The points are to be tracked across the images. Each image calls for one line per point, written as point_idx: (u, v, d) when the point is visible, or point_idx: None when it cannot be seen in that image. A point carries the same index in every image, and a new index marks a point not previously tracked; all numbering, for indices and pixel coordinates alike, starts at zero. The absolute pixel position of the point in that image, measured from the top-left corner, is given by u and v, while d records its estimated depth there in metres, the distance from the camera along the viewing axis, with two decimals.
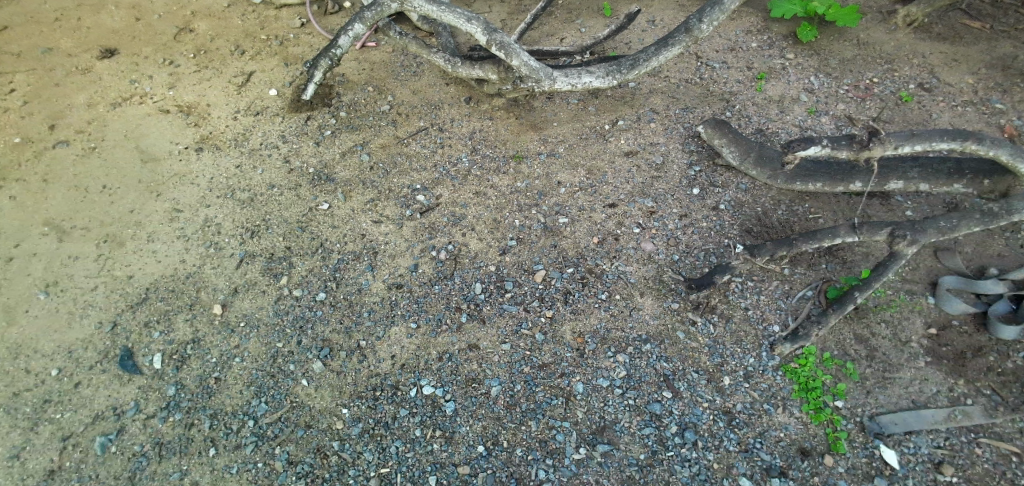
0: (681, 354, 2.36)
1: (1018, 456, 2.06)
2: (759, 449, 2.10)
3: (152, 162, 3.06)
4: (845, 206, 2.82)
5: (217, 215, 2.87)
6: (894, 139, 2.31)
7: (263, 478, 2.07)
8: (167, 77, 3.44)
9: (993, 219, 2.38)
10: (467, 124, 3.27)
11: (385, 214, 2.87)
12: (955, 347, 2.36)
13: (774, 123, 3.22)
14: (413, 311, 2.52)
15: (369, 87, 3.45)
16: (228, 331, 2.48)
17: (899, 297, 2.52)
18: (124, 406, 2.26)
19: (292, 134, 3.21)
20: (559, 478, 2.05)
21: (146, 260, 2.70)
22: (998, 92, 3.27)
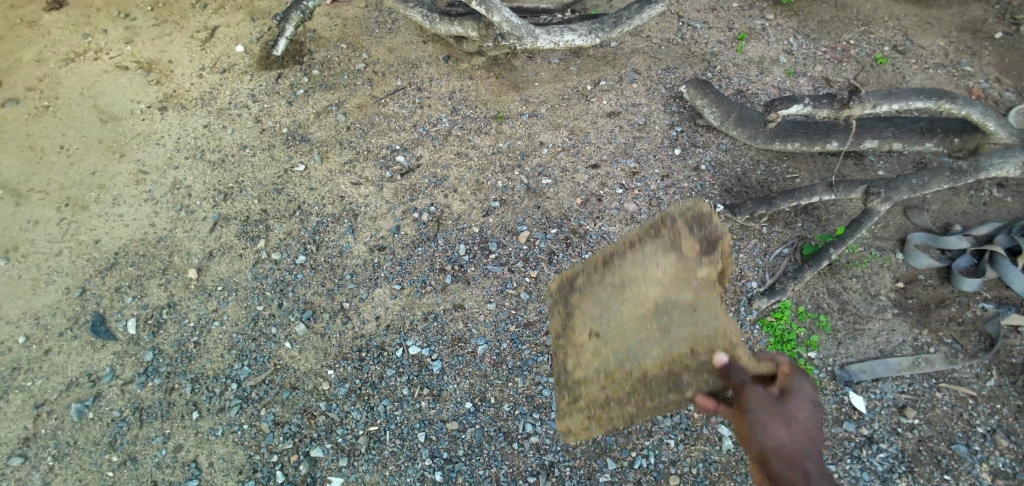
0: None
1: (973, 398, 2.20)
2: None
3: (113, 122, 2.90)
4: (821, 166, 2.88)
5: (187, 177, 2.75)
6: (874, 98, 2.31)
7: (250, 440, 2.07)
8: (124, 30, 3.23)
9: (962, 177, 2.46)
10: (447, 83, 3.17)
11: (364, 176, 2.79)
12: (921, 298, 2.47)
13: (754, 85, 3.23)
14: (397, 273, 2.49)
15: (343, 43, 3.29)
16: (206, 295, 2.41)
17: (870, 253, 2.60)
18: (100, 373, 2.20)
19: (262, 93, 3.06)
20: (546, 431, 2.10)
21: (113, 224, 2.58)
22: (968, 54, 3.34)
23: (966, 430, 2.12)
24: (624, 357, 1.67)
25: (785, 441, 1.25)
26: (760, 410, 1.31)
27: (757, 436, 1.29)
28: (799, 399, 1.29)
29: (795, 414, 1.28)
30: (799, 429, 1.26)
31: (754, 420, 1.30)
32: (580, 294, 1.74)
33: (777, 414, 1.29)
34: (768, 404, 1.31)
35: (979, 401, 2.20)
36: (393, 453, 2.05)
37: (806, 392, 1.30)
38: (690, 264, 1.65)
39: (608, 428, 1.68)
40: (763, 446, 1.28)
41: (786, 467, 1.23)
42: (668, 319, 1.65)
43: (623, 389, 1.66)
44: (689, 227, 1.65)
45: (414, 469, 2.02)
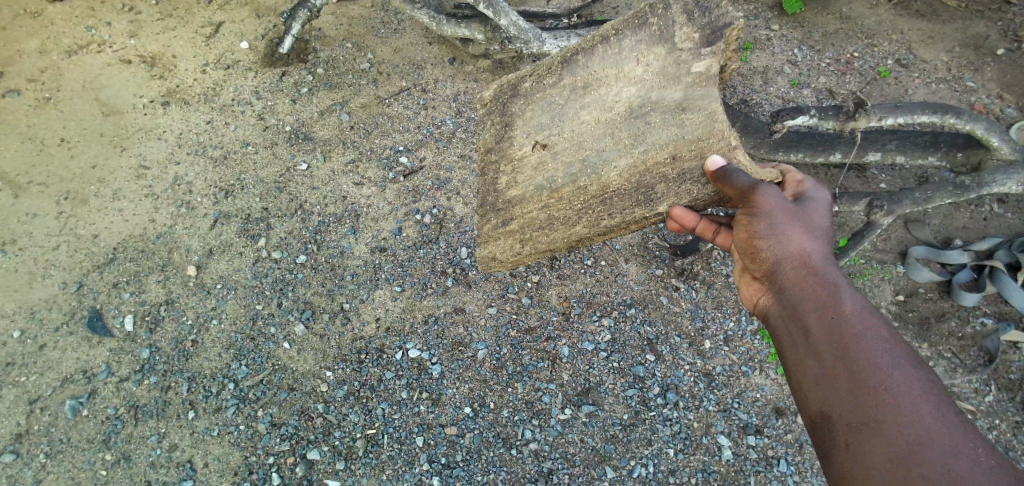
0: (664, 319, 2.40)
1: (971, 414, 2.21)
2: (737, 409, 2.18)
3: (114, 116, 2.88)
4: (824, 177, 2.92)
5: (188, 173, 2.73)
6: (879, 111, 2.31)
7: (246, 441, 2.05)
8: (128, 24, 3.21)
9: (964, 191, 2.47)
10: (451, 86, 3.16)
11: (367, 176, 2.78)
12: (922, 312, 2.47)
13: (758, 94, 3.24)
14: (398, 275, 2.48)
15: (348, 43, 3.28)
16: (204, 293, 2.39)
17: (871, 266, 2.60)
18: (95, 369, 2.18)
19: (266, 90, 3.05)
20: (545, 438, 2.09)
21: (112, 219, 2.56)
22: (970, 70, 3.35)
23: None
24: (580, 168, 1.62)
25: (799, 237, 1.32)
26: (777, 211, 1.34)
27: (769, 236, 1.34)
28: (813, 203, 1.39)
29: (810, 215, 1.36)
30: (812, 229, 1.34)
31: (770, 223, 1.34)
32: (526, 100, 1.73)
33: (793, 212, 1.34)
34: (784, 204, 1.35)
35: (978, 417, 2.20)
36: (390, 458, 2.04)
37: (819, 198, 1.40)
38: (682, 56, 1.52)
39: (540, 250, 1.70)
40: (777, 241, 1.33)
41: (801, 259, 1.30)
42: (644, 125, 1.55)
43: (566, 204, 1.62)
44: (690, 13, 1.51)
45: (411, 473, 2.01)
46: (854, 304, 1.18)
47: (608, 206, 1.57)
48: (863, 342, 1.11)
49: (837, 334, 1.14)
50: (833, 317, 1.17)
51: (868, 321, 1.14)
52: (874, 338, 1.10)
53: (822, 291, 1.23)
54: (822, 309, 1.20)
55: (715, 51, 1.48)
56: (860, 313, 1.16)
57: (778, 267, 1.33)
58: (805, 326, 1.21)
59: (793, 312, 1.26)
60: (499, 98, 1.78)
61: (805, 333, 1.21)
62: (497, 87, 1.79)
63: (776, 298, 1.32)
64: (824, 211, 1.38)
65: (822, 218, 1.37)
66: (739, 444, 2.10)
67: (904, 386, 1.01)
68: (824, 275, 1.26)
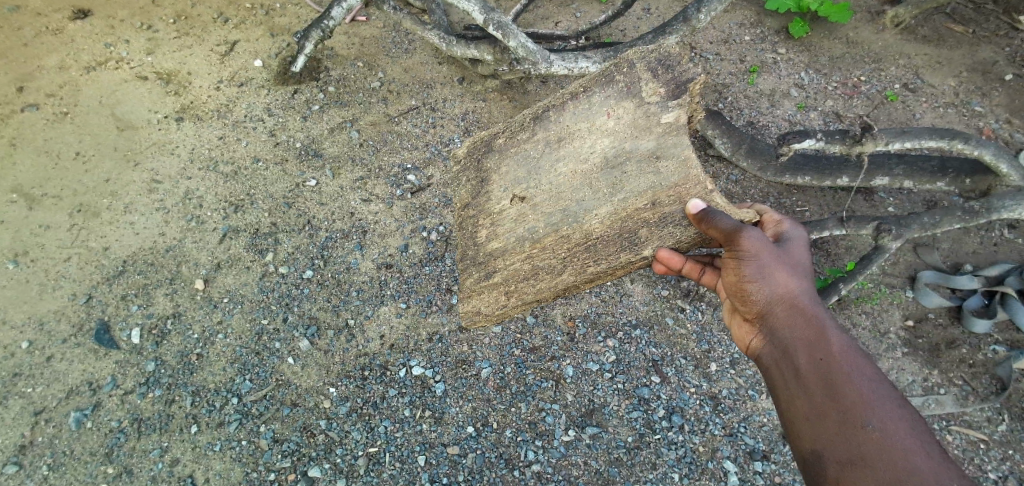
0: (669, 341, 2.39)
1: (984, 443, 2.17)
2: (743, 434, 2.15)
3: (129, 131, 2.93)
4: (831, 200, 2.91)
5: (199, 188, 2.77)
6: (886, 135, 2.32)
7: (248, 456, 2.04)
8: (145, 42, 3.28)
9: (973, 218, 2.44)
10: (460, 105, 3.21)
11: (374, 193, 2.81)
12: (932, 338, 2.44)
13: (765, 117, 3.25)
14: (403, 292, 2.48)
15: (359, 62, 3.34)
16: (211, 306, 2.41)
17: (880, 290, 2.57)
18: (101, 381, 2.19)
19: (278, 107, 3.10)
20: (548, 460, 2.07)
21: (123, 232, 2.59)
22: (978, 95, 3.36)
23: (978, 476, 2.09)
24: (561, 218, 1.82)
25: (785, 280, 1.41)
26: (763, 254, 1.42)
27: (757, 278, 1.43)
28: (793, 243, 1.49)
29: (792, 256, 1.46)
30: (796, 272, 1.43)
31: (757, 265, 1.42)
32: (501, 155, 2.04)
33: (778, 255, 1.43)
34: (769, 246, 1.43)
35: (992, 446, 2.16)
36: (392, 476, 2.02)
37: (797, 238, 1.50)
38: (650, 111, 1.80)
39: (527, 301, 1.84)
40: (765, 283, 1.42)
41: (789, 302, 1.40)
42: (620, 174, 1.78)
43: (548, 253, 1.80)
44: (654, 71, 1.81)
45: None
46: (841, 346, 1.28)
47: (593, 253, 1.73)
48: (851, 383, 1.21)
49: (826, 376, 1.24)
50: (822, 360, 1.27)
51: (854, 363, 1.24)
52: (860, 379, 1.21)
53: (811, 333, 1.33)
54: (813, 351, 1.30)
55: (681, 103, 1.74)
56: (846, 354, 1.26)
57: (768, 308, 1.43)
58: (797, 366, 1.31)
59: (783, 352, 1.36)
60: (473, 154, 2.11)
61: (797, 373, 1.30)
62: (471, 146, 2.13)
63: (766, 337, 1.42)
64: (803, 252, 1.48)
65: (802, 259, 1.47)
66: (746, 469, 2.07)
67: (890, 425, 1.11)
68: (810, 317, 1.36)
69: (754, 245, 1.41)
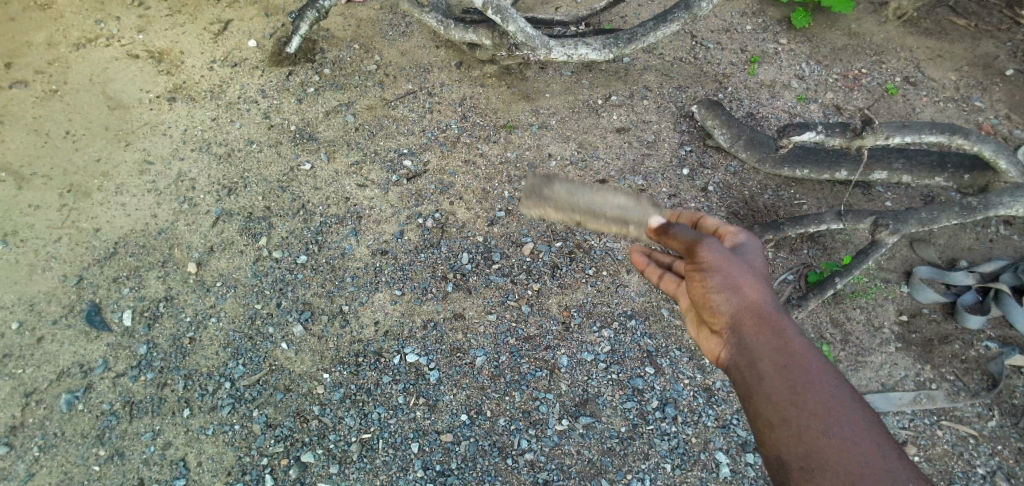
0: (664, 332, 2.39)
1: (974, 437, 2.19)
2: (735, 425, 2.17)
3: (120, 110, 2.88)
4: (829, 193, 2.87)
5: (192, 170, 2.73)
6: (887, 129, 2.30)
7: (241, 441, 2.04)
8: (137, 19, 3.21)
9: (970, 214, 2.45)
10: (457, 90, 3.16)
11: (370, 178, 2.78)
12: (925, 333, 2.45)
13: (765, 108, 3.23)
14: (398, 279, 2.47)
15: (355, 44, 3.28)
16: (204, 290, 2.38)
17: (875, 285, 2.57)
18: (91, 364, 2.17)
19: (272, 89, 3.05)
20: (542, 448, 2.07)
21: (114, 213, 2.56)
22: (978, 90, 3.34)
23: (966, 470, 2.11)
24: None
25: (748, 289, 1.30)
26: (722, 264, 1.36)
27: (721, 287, 1.32)
28: (749, 254, 1.40)
29: (751, 266, 1.36)
30: (759, 281, 1.32)
31: (719, 275, 1.34)
32: None
33: (737, 264, 1.35)
34: (730, 258, 1.37)
35: (980, 441, 2.19)
36: (385, 463, 2.02)
37: (753, 250, 1.42)
38: None
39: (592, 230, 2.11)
40: (728, 292, 1.31)
41: (754, 309, 1.26)
42: None
43: None
44: None
45: (405, 479, 2.00)
46: (803, 351, 1.14)
47: None
48: (812, 390, 1.06)
49: (790, 382, 1.09)
50: (784, 366, 1.12)
51: (817, 369, 1.09)
52: (823, 386, 1.06)
53: (773, 339, 1.18)
54: (774, 358, 1.15)
55: None
56: (809, 360, 1.12)
57: (733, 318, 1.28)
58: (757, 374, 1.15)
59: (746, 363, 1.19)
60: None
61: (757, 383, 1.14)
62: None
63: (730, 350, 1.26)
64: (762, 264, 1.39)
65: (763, 271, 1.36)
66: (737, 460, 2.09)
67: (852, 434, 0.96)
68: (774, 326, 1.21)
69: (712, 257, 1.38)
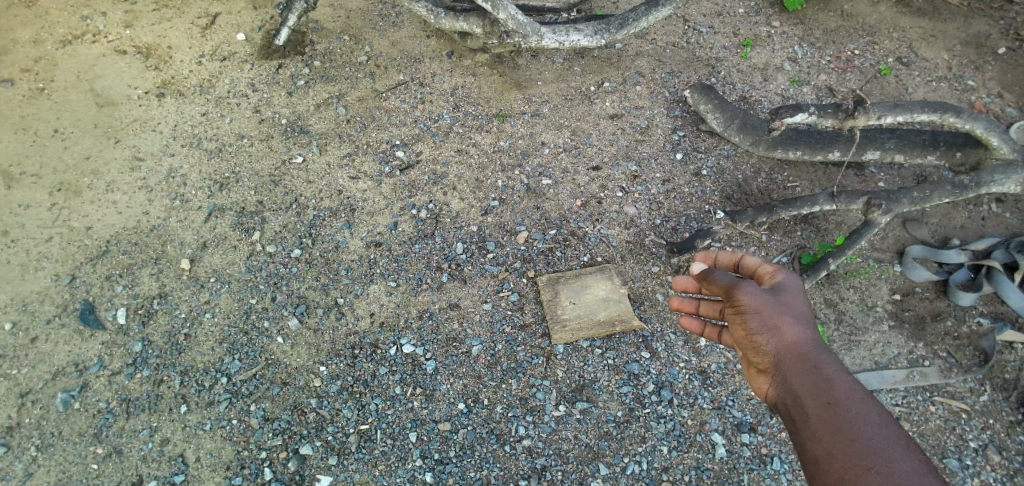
0: (659, 316, 2.39)
1: (967, 413, 2.21)
2: (731, 407, 2.19)
3: (109, 107, 2.85)
4: (822, 175, 2.87)
5: (183, 166, 2.71)
6: (879, 109, 2.29)
7: (239, 435, 2.04)
8: (123, 15, 3.17)
9: (963, 191, 2.46)
10: (449, 80, 3.13)
11: (362, 170, 2.76)
12: (918, 311, 2.46)
13: (757, 91, 3.21)
14: (393, 270, 2.47)
15: (345, 36, 3.24)
16: (198, 286, 2.38)
17: (869, 265, 2.58)
18: (87, 362, 2.17)
19: (262, 83, 3.02)
20: (539, 434, 2.09)
21: (106, 211, 2.54)
22: (970, 69, 3.34)
23: (959, 445, 2.14)
24: None
25: (790, 328, 1.21)
26: (762, 305, 1.26)
27: (762, 329, 1.23)
28: (789, 290, 1.29)
29: (791, 304, 1.26)
30: (800, 319, 1.22)
31: (760, 317, 1.24)
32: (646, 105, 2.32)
33: (776, 305, 1.25)
34: (769, 298, 1.27)
35: (973, 416, 2.21)
36: (383, 453, 2.03)
37: (792, 286, 1.31)
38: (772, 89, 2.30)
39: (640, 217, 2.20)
40: (768, 333, 1.22)
41: (798, 350, 1.16)
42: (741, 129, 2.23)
43: None
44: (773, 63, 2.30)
45: (404, 469, 2.01)
46: (843, 386, 1.06)
47: None
48: (854, 425, 0.97)
49: (831, 418, 1.01)
50: (826, 402, 1.03)
51: (857, 402, 1.01)
52: (866, 422, 0.97)
53: (812, 376, 1.10)
54: (814, 395, 1.07)
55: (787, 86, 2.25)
56: (851, 395, 1.03)
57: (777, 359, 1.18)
58: (799, 414, 1.07)
59: (788, 402, 1.11)
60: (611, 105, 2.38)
61: (800, 423, 1.06)
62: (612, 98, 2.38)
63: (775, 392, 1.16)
64: (801, 298, 1.27)
65: (803, 308, 1.25)
66: (733, 441, 2.11)
67: (897, 468, 0.88)
68: (816, 363, 1.12)
69: (751, 298, 1.27)
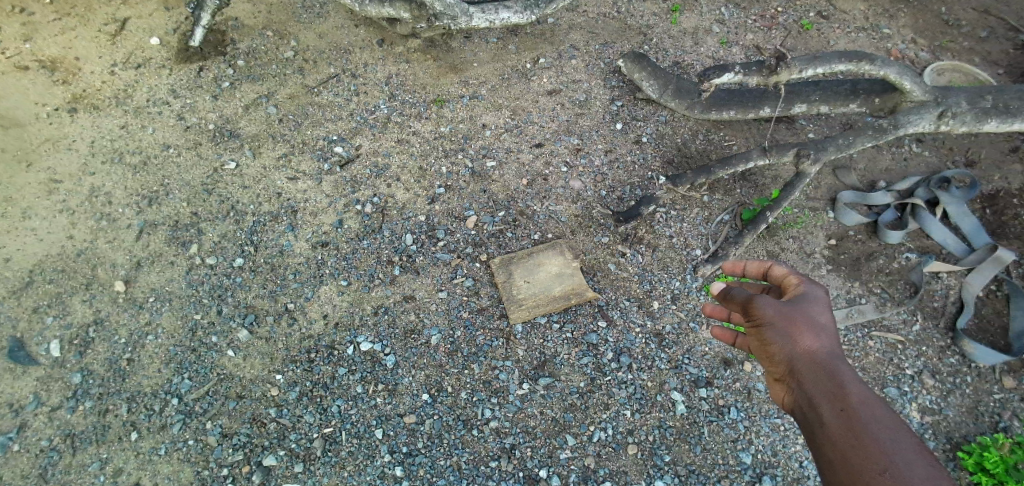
0: (613, 285, 2.44)
1: (902, 343, 2.37)
2: (688, 364, 2.26)
3: (15, 128, 2.65)
4: (756, 131, 2.96)
5: (106, 183, 2.55)
6: (799, 63, 2.37)
7: (197, 455, 1.98)
8: (20, 27, 2.93)
9: (883, 135, 2.58)
10: (382, 69, 3.04)
11: (301, 170, 2.67)
12: (853, 253, 2.59)
13: (689, 55, 3.27)
14: (343, 269, 2.41)
15: (268, 31, 3.10)
16: (136, 308, 2.26)
17: (805, 214, 2.69)
18: (22, 401, 2.04)
19: (184, 88, 2.86)
20: (505, 415, 2.11)
21: (24, 240, 2.37)
22: (885, 18, 3.49)
23: (897, 374, 2.29)
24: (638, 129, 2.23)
25: (808, 339, 1.06)
26: (781, 316, 1.10)
27: (777, 338, 1.08)
28: (813, 300, 1.12)
29: (815, 314, 1.09)
30: (821, 329, 1.07)
31: (776, 328, 1.08)
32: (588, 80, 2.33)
33: (795, 314, 1.09)
34: (786, 309, 1.10)
35: (907, 345, 2.37)
36: (350, 453, 2.01)
37: (816, 298, 1.13)
38: None
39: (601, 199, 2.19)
40: (785, 343, 1.07)
41: (816, 361, 1.03)
42: None
43: None
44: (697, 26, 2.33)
45: (373, 467, 1.99)
46: (859, 392, 0.95)
47: None
48: (867, 430, 0.87)
49: (848, 426, 0.90)
50: (840, 408, 0.93)
51: (872, 408, 0.91)
52: (883, 428, 0.87)
53: (828, 384, 0.98)
54: (830, 402, 0.95)
55: None
56: (867, 402, 0.92)
57: (794, 369, 1.04)
58: (816, 424, 0.95)
59: (805, 410, 0.99)
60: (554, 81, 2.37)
61: (817, 435, 0.94)
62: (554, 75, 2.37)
63: (795, 402, 1.03)
64: (826, 307, 1.11)
65: (828, 320, 1.09)
66: (692, 397, 2.19)
67: (910, 472, 0.79)
68: (833, 371, 1.00)
69: (766, 311, 1.11)
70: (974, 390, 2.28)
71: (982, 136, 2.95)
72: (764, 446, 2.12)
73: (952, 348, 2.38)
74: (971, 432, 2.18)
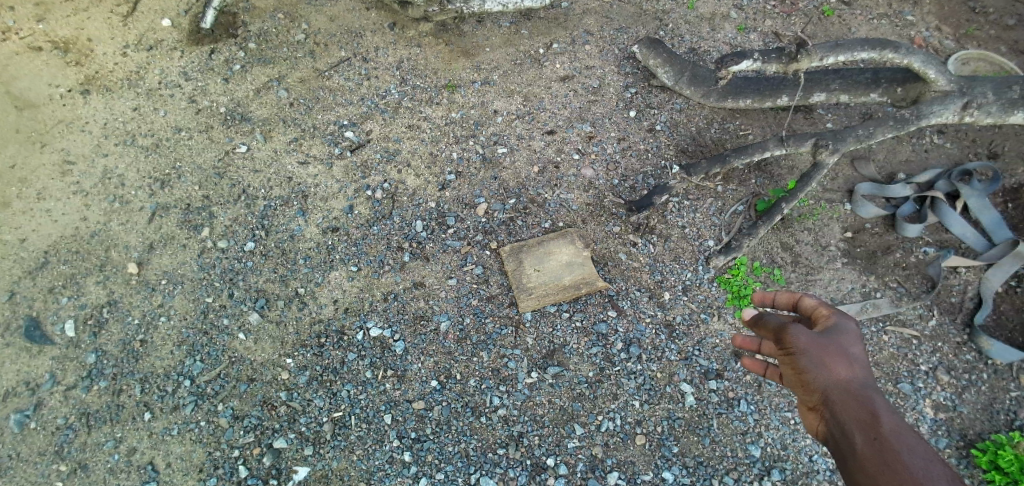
0: (624, 275, 2.42)
1: (917, 339, 2.33)
2: (697, 356, 2.25)
3: (29, 109, 2.66)
4: (772, 120, 2.91)
5: (118, 165, 2.56)
6: (821, 50, 2.31)
7: (209, 436, 2.00)
8: (32, 8, 2.92)
9: (905, 125, 2.52)
10: (393, 53, 3.01)
11: (311, 154, 2.66)
12: (869, 247, 2.54)
13: (706, 42, 3.20)
14: (353, 254, 2.41)
15: (279, 14, 3.07)
16: (149, 290, 2.28)
17: (821, 206, 2.64)
18: (39, 379, 2.08)
19: (195, 70, 2.85)
20: (513, 403, 2.11)
21: (39, 221, 2.39)
22: (910, 4, 3.39)
23: (911, 369, 2.26)
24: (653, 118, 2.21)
25: (841, 368, 1.04)
26: (815, 346, 1.06)
27: (811, 367, 1.05)
28: (846, 331, 1.09)
29: (849, 345, 1.07)
30: (855, 360, 1.05)
31: (809, 357, 1.06)
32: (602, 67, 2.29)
33: (828, 343, 1.07)
34: (820, 338, 1.08)
35: (923, 341, 2.33)
36: (359, 438, 2.03)
37: (850, 329, 1.10)
38: None
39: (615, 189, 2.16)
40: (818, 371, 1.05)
41: (850, 390, 1.01)
42: None
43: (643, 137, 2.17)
44: None
45: (382, 451, 2.01)
46: (893, 423, 0.93)
47: None
48: (903, 461, 0.86)
49: (883, 457, 0.88)
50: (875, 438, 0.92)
51: (906, 439, 0.89)
52: (916, 459, 0.86)
53: (863, 414, 0.96)
54: (864, 431, 0.94)
55: None
56: (902, 433, 0.91)
57: (828, 398, 1.02)
58: (851, 455, 0.93)
59: (839, 441, 0.97)
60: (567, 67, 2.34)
61: (853, 466, 0.92)
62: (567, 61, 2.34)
63: (829, 432, 1.01)
64: (860, 339, 1.08)
65: (861, 353, 1.06)
66: (702, 389, 2.18)
67: None
68: (867, 401, 0.98)
69: (798, 339, 1.09)
70: (990, 387, 2.25)
71: (1006, 128, 2.87)
72: (773, 439, 2.11)
73: (969, 345, 2.34)
74: (986, 430, 2.15)
